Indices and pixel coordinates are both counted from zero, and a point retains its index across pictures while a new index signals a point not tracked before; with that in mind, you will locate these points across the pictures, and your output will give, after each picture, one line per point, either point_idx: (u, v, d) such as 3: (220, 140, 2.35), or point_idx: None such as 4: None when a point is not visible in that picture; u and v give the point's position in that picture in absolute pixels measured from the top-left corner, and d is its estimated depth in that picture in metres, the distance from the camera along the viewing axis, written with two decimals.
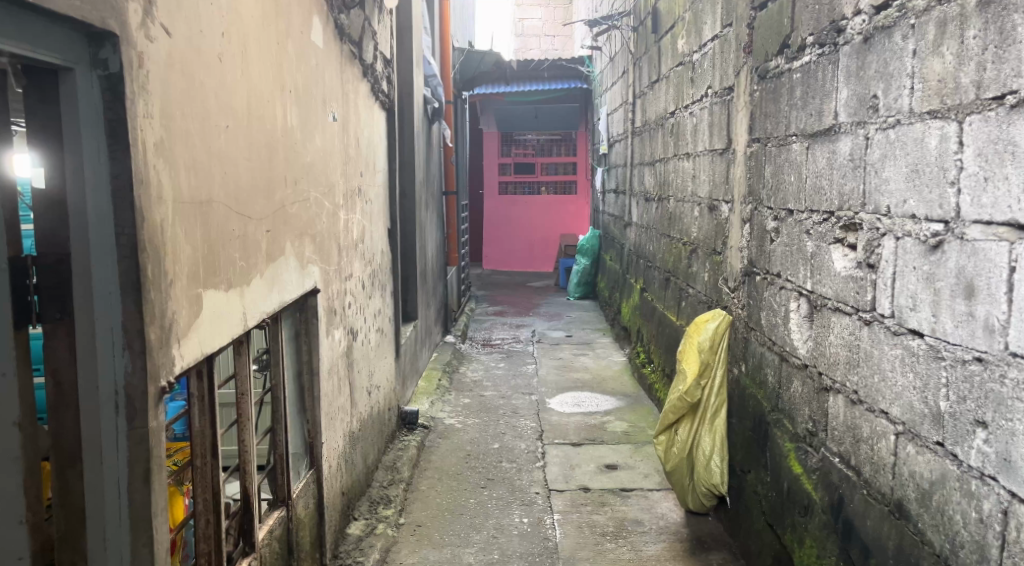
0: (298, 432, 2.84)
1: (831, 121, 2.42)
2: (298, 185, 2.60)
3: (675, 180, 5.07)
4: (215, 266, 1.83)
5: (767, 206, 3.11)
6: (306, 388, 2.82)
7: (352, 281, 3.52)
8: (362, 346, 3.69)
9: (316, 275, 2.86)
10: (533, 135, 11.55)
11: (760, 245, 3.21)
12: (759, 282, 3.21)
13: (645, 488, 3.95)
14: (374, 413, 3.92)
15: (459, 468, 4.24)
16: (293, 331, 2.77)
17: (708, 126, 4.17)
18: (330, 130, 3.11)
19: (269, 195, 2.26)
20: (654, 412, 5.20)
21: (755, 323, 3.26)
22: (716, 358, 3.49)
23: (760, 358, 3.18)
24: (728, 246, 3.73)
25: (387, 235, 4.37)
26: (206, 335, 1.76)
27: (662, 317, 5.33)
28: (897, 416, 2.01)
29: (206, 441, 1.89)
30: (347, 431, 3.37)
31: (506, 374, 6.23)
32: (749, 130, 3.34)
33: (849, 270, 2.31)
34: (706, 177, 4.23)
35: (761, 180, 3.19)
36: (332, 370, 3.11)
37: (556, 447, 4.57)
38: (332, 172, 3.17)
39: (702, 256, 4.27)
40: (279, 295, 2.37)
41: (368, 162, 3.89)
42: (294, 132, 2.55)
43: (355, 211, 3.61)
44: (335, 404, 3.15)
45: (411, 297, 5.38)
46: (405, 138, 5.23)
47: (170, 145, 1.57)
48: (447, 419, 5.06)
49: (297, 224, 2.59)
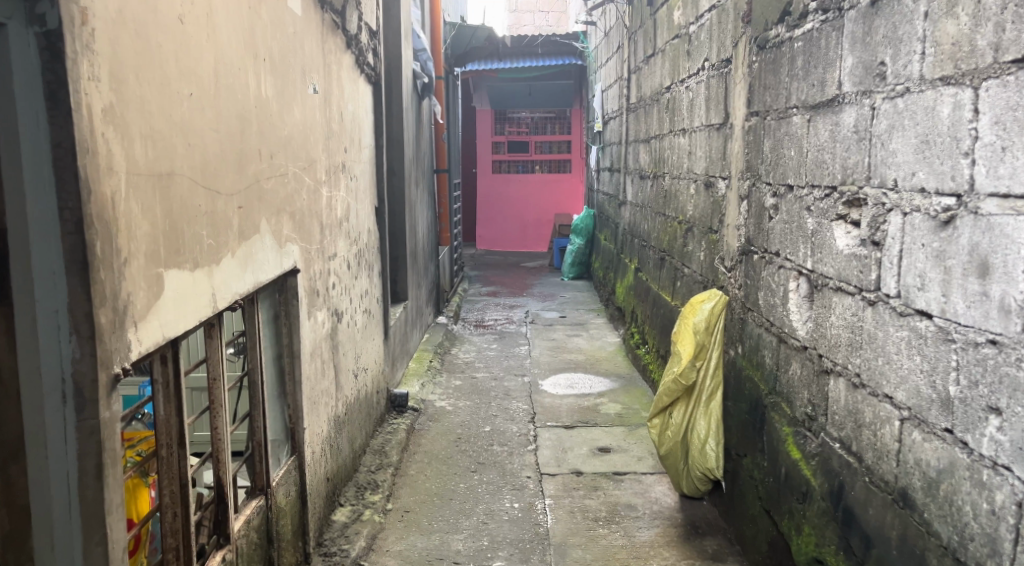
0: (279, 417, 2.73)
1: (835, 91, 2.30)
2: (274, 159, 2.48)
3: (671, 157, 4.95)
4: (179, 244, 1.72)
5: (765, 181, 3.00)
6: (287, 371, 2.72)
7: (336, 260, 3.41)
8: (348, 328, 3.59)
9: (296, 255, 2.74)
10: (527, 112, 11.39)
11: (758, 223, 3.10)
12: (756, 261, 3.11)
13: (639, 472, 3.86)
14: (360, 396, 3.82)
15: (449, 452, 4.14)
16: (273, 313, 2.67)
17: (705, 100, 4.05)
18: (310, 102, 2.99)
19: (241, 169, 2.14)
20: (649, 393, 5.11)
21: (753, 303, 3.15)
22: (712, 340, 3.39)
23: (757, 339, 3.09)
24: (725, 224, 3.62)
25: (373, 213, 4.25)
26: (169, 318, 1.65)
27: (657, 297, 5.23)
28: (902, 401, 1.91)
29: (172, 431, 1.77)
30: (331, 416, 3.27)
31: (499, 355, 6.13)
32: (747, 103, 3.23)
33: (852, 247, 2.21)
34: (702, 153, 4.12)
35: (760, 155, 3.08)
36: (315, 353, 3.00)
37: (548, 429, 4.47)
38: (313, 147, 3.04)
39: (698, 235, 4.16)
40: (255, 275, 2.26)
41: (353, 138, 3.77)
42: (269, 102, 2.43)
43: (339, 188, 3.50)
44: (319, 388, 3.05)
45: (401, 278, 5.27)
46: (395, 114, 5.09)
47: (121, 112, 1.46)
48: (437, 401, 4.96)
49: (274, 200, 2.47)
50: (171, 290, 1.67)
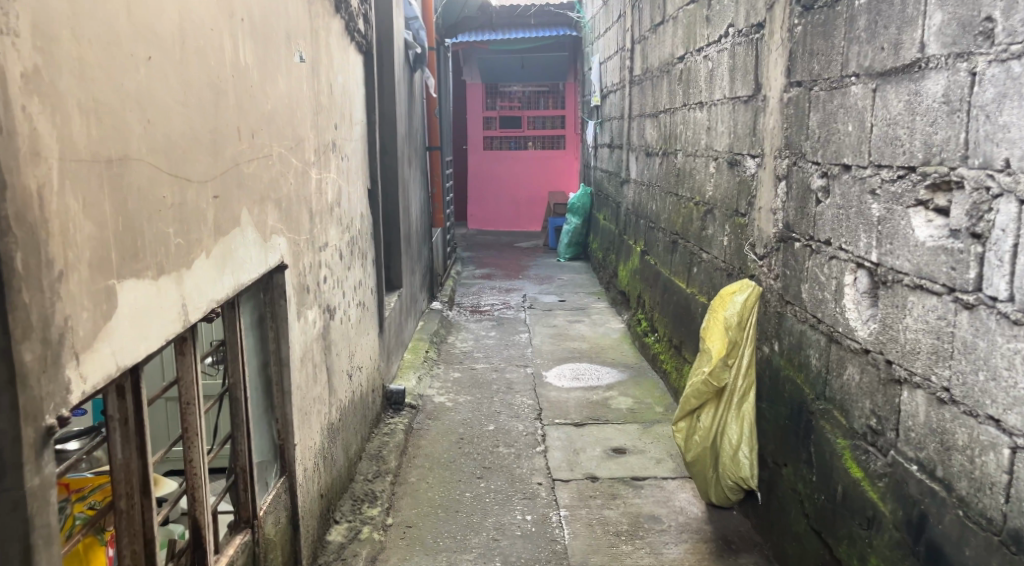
0: (266, 434, 2.39)
1: (914, 54, 1.97)
2: (256, 137, 2.12)
3: (685, 133, 4.61)
4: (138, 247, 1.36)
5: (811, 160, 2.68)
6: (274, 382, 2.38)
7: (327, 251, 3.06)
8: (340, 325, 3.24)
9: (284, 248, 2.39)
10: (519, 87, 10.97)
11: (801, 207, 2.78)
12: (799, 249, 2.79)
13: (659, 476, 3.56)
14: (355, 398, 3.48)
15: (451, 455, 3.82)
16: (259, 317, 2.33)
17: (729, 70, 3.71)
18: (296, 72, 2.62)
19: (216, 151, 1.78)
20: (660, 385, 4.80)
21: (793, 296, 2.84)
22: (745, 337, 3.06)
23: (799, 336, 2.78)
24: (755, 207, 3.30)
25: (366, 196, 3.89)
26: (126, 343, 1.30)
27: (668, 283, 4.92)
28: (1016, 426, 1.62)
29: (134, 478, 1.43)
30: (324, 425, 2.93)
31: (498, 344, 5.81)
32: (787, 73, 2.89)
33: (937, 239, 1.89)
34: (725, 128, 3.78)
35: (804, 130, 2.74)
36: (306, 357, 2.66)
37: (557, 427, 4.16)
38: (300, 123, 2.68)
39: (721, 218, 3.84)
40: (235, 276, 1.91)
41: (343, 112, 3.40)
42: (249, 70, 2.07)
43: (329, 169, 3.14)
44: (310, 395, 2.71)
45: (395, 264, 4.92)
46: (386, 87, 4.71)
47: (53, 78, 1.12)
48: (436, 397, 4.64)
49: (257, 187, 2.11)
50: (129, 307, 1.32)
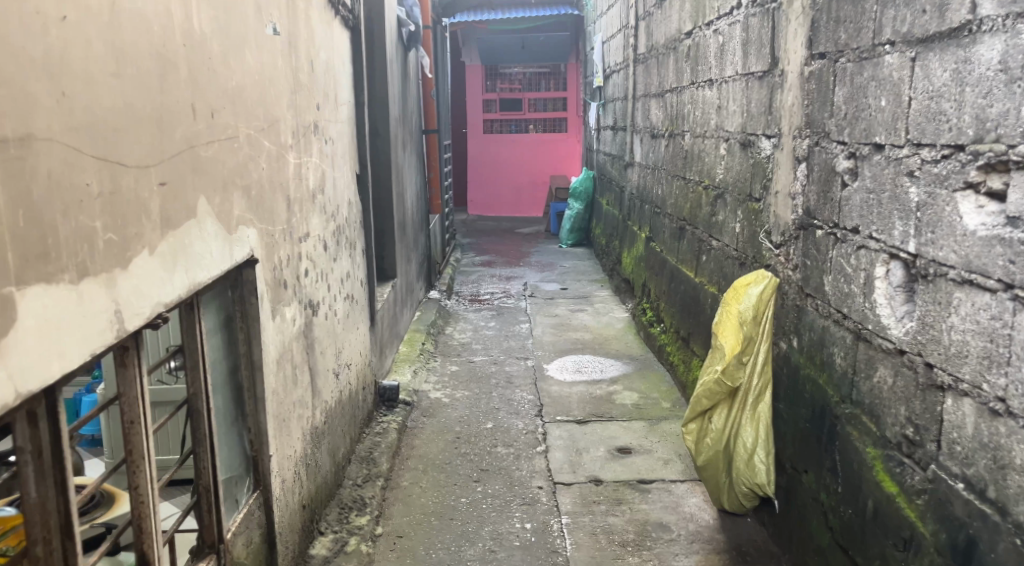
0: (236, 446, 2.17)
1: (963, 16, 1.77)
2: (218, 117, 1.89)
3: (693, 113, 4.37)
4: (46, 245, 1.15)
5: (835, 139, 2.44)
6: (246, 388, 2.16)
7: (309, 241, 2.83)
8: (324, 321, 3.01)
9: (256, 241, 2.16)
10: (520, 68, 10.70)
11: (823, 192, 2.55)
12: (821, 237, 2.57)
13: (667, 480, 3.34)
14: (342, 398, 3.26)
15: (446, 456, 3.60)
16: (225, 318, 2.10)
17: (742, 43, 3.47)
18: (272, 45, 2.40)
19: (164, 132, 1.55)
20: (667, 379, 4.58)
21: (814, 288, 2.62)
22: (761, 332, 2.86)
23: (820, 332, 2.56)
24: (771, 192, 3.07)
25: (355, 181, 3.66)
26: (28, 363, 1.10)
27: (675, 272, 4.68)
28: None
29: (54, 518, 1.22)
30: (307, 430, 2.71)
31: (497, 335, 5.58)
32: (809, 43, 2.65)
33: (993, 227, 1.68)
34: (737, 106, 3.55)
35: (827, 107, 2.51)
36: (283, 359, 2.44)
37: (559, 425, 3.93)
38: (277, 101, 2.46)
39: (733, 202, 3.61)
40: (191, 277, 1.68)
41: (328, 90, 3.16)
42: (208, 40, 1.84)
43: (312, 152, 2.91)
44: (289, 399, 2.49)
45: (389, 253, 4.69)
46: (378, 65, 4.47)
47: None
48: (432, 392, 4.42)
49: (219, 173, 1.88)
50: (33, 320, 1.11)
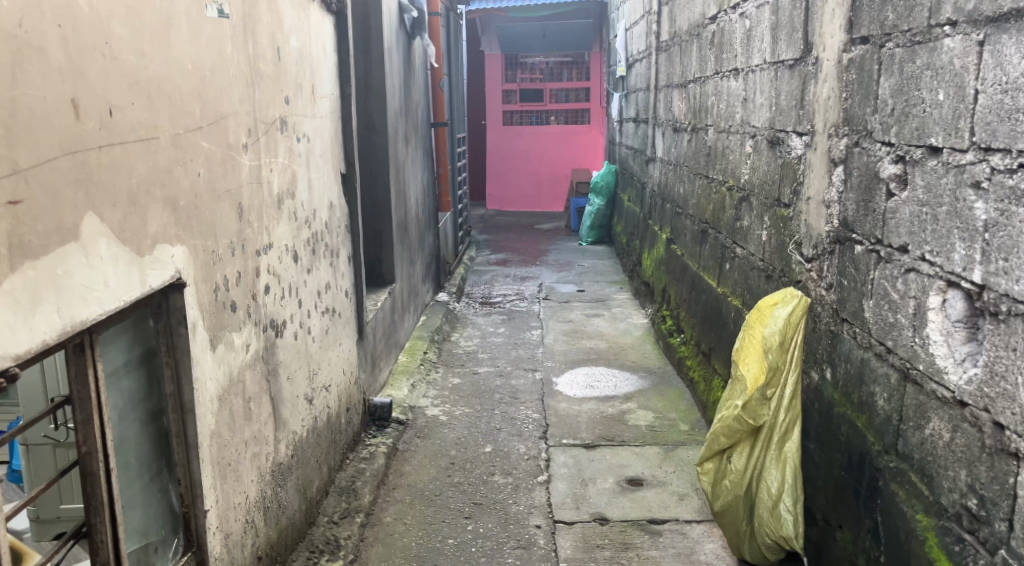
0: (162, 500, 1.84)
1: None
2: (125, 113, 1.56)
3: (717, 106, 3.98)
4: None
5: (880, 140, 2.06)
6: (173, 434, 1.83)
7: (273, 253, 2.50)
8: (293, 342, 2.68)
9: (186, 260, 1.83)
10: (541, 57, 10.31)
11: (864, 201, 2.17)
12: (860, 253, 2.19)
13: (681, 520, 2.97)
14: (318, 425, 2.93)
15: (437, 485, 3.27)
16: (143, 353, 1.77)
17: (772, 28, 3.07)
18: (218, 28, 2.07)
19: (18, 135, 1.23)
20: (686, 396, 4.20)
21: (852, 313, 2.24)
22: (788, 360, 2.46)
23: (860, 366, 2.17)
24: (803, 197, 2.68)
25: (340, 181, 3.34)
26: None
27: (697, 279, 4.30)
28: None
29: None
30: (267, 469, 2.39)
31: (506, 343, 5.23)
32: (849, 26, 2.27)
33: None
34: (765, 99, 3.16)
35: (870, 101, 2.13)
36: (230, 392, 2.11)
37: (564, 450, 3.58)
38: (226, 93, 2.12)
39: (759, 207, 3.22)
40: (72, 315, 1.36)
41: (302, 82, 2.83)
42: (109, 20, 1.51)
43: (279, 150, 2.58)
44: (239, 438, 2.16)
45: (387, 257, 4.36)
46: (374, 54, 4.13)
47: None
48: (430, 409, 4.09)
49: (125, 183, 1.55)
50: None
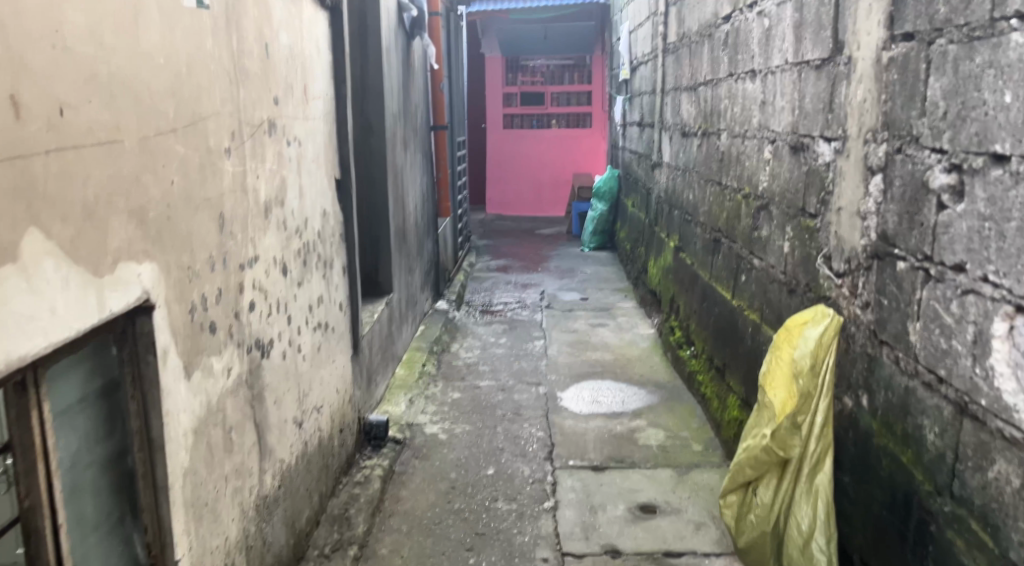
0: (127, 550, 1.65)
1: None
2: (79, 113, 1.36)
3: (731, 109, 3.79)
4: None
5: (930, 146, 1.86)
6: (139, 475, 1.63)
7: (259, 266, 2.30)
8: (281, 362, 2.48)
9: (156, 279, 1.63)
10: (542, 59, 10.12)
11: (909, 213, 1.97)
12: (903, 271, 1.99)
13: (698, 553, 2.77)
14: (309, 449, 2.72)
15: (436, 512, 3.06)
16: (104, 386, 1.56)
17: (796, 26, 2.87)
18: (197, 19, 1.87)
19: None
20: (698, 414, 4.00)
21: (893, 336, 2.04)
22: (819, 385, 2.24)
23: (903, 395, 1.98)
24: (832, 207, 2.48)
25: (333, 187, 3.13)
26: None
27: (709, 290, 4.09)
28: None
29: None
30: (252, 504, 2.18)
31: (508, 355, 5.02)
32: (890, 21, 2.07)
33: None
34: (787, 101, 2.96)
35: (917, 103, 1.92)
36: (209, 423, 1.91)
37: (571, 473, 3.37)
38: (206, 92, 1.92)
39: (781, 217, 3.02)
40: (6, 350, 1.19)
41: (292, 81, 2.63)
42: (60, 6, 1.32)
43: (267, 154, 2.37)
44: (218, 473, 1.96)
45: (383, 266, 4.15)
46: (371, 53, 3.93)
47: None
48: (428, 426, 3.88)
49: (79, 192, 1.36)
50: None
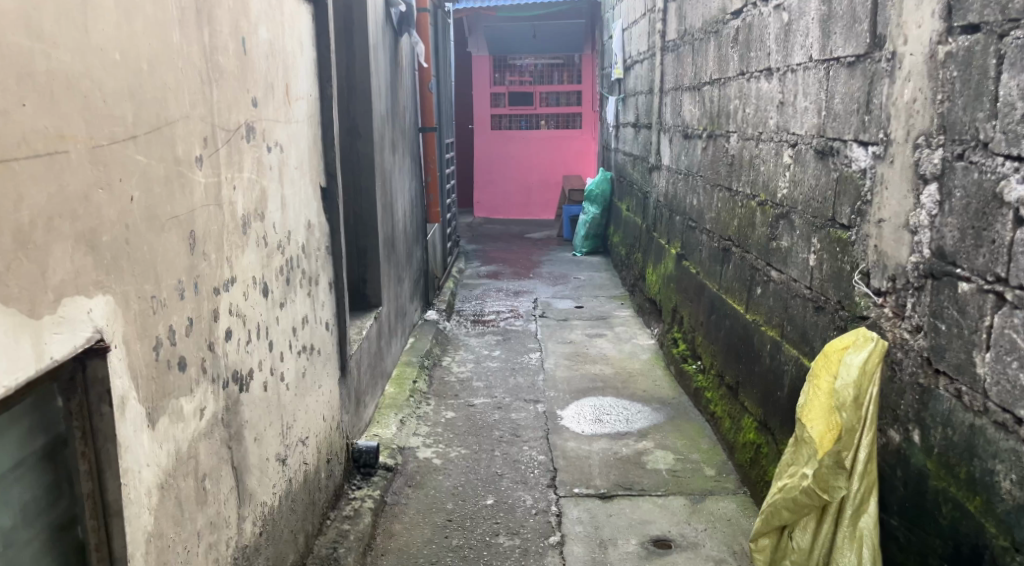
0: None
1: None
2: (9, 119, 1.11)
3: (742, 109, 3.56)
4: None
5: (1005, 152, 1.64)
6: (92, 546, 1.38)
7: (236, 288, 2.03)
8: (261, 394, 2.21)
9: (112, 314, 1.38)
10: (531, 59, 9.89)
11: (975, 227, 1.74)
12: (967, 293, 1.77)
13: None
14: (293, 486, 2.46)
15: (433, 550, 2.81)
16: (46, 445, 1.30)
17: (822, 19, 2.65)
18: (162, 6, 1.61)
19: None
20: (708, 433, 3.77)
21: (954, 366, 1.82)
22: (862, 418, 2.00)
23: (967, 434, 1.75)
24: (871, 218, 2.25)
25: (318, 195, 2.87)
26: None
27: (718, 302, 3.87)
28: None
29: None
30: (228, 558, 1.92)
31: (503, 369, 4.78)
32: (946, 11, 1.84)
33: None
34: (812, 101, 2.73)
35: (987, 104, 1.69)
36: (178, 474, 1.65)
37: (577, 502, 3.13)
38: (173, 92, 1.66)
39: (805, 226, 2.79)
40: None
41: (272, 80, 2.37)
42: None
43: (244, 160, 2.11)
44: (190, 530, 1.70)
45: (372, 277, 3.89)
46: (356, 50, 3.67)
47: None
48: (422, 450, 3.63)
49: (8, 216, 1.11)
50: None
